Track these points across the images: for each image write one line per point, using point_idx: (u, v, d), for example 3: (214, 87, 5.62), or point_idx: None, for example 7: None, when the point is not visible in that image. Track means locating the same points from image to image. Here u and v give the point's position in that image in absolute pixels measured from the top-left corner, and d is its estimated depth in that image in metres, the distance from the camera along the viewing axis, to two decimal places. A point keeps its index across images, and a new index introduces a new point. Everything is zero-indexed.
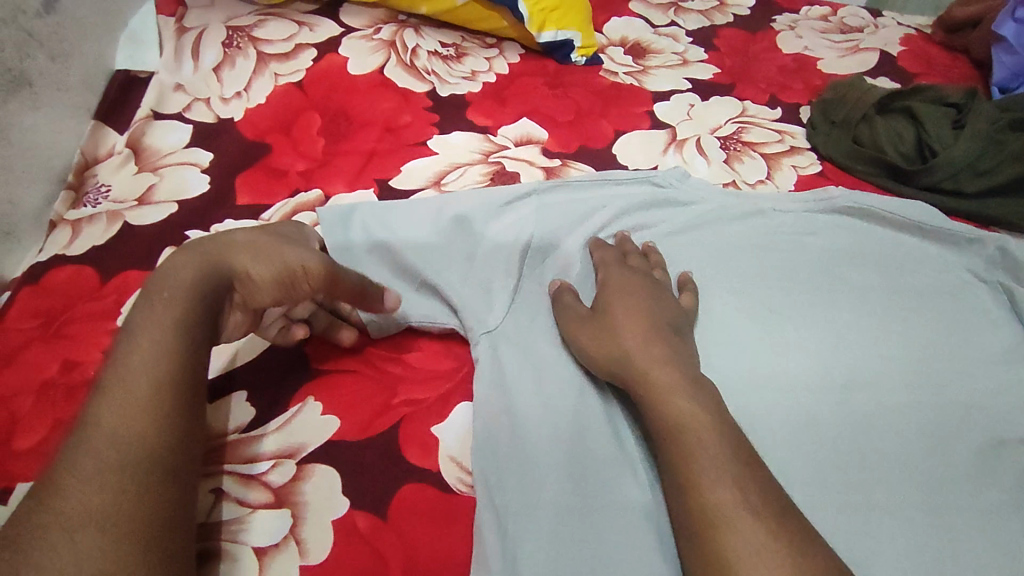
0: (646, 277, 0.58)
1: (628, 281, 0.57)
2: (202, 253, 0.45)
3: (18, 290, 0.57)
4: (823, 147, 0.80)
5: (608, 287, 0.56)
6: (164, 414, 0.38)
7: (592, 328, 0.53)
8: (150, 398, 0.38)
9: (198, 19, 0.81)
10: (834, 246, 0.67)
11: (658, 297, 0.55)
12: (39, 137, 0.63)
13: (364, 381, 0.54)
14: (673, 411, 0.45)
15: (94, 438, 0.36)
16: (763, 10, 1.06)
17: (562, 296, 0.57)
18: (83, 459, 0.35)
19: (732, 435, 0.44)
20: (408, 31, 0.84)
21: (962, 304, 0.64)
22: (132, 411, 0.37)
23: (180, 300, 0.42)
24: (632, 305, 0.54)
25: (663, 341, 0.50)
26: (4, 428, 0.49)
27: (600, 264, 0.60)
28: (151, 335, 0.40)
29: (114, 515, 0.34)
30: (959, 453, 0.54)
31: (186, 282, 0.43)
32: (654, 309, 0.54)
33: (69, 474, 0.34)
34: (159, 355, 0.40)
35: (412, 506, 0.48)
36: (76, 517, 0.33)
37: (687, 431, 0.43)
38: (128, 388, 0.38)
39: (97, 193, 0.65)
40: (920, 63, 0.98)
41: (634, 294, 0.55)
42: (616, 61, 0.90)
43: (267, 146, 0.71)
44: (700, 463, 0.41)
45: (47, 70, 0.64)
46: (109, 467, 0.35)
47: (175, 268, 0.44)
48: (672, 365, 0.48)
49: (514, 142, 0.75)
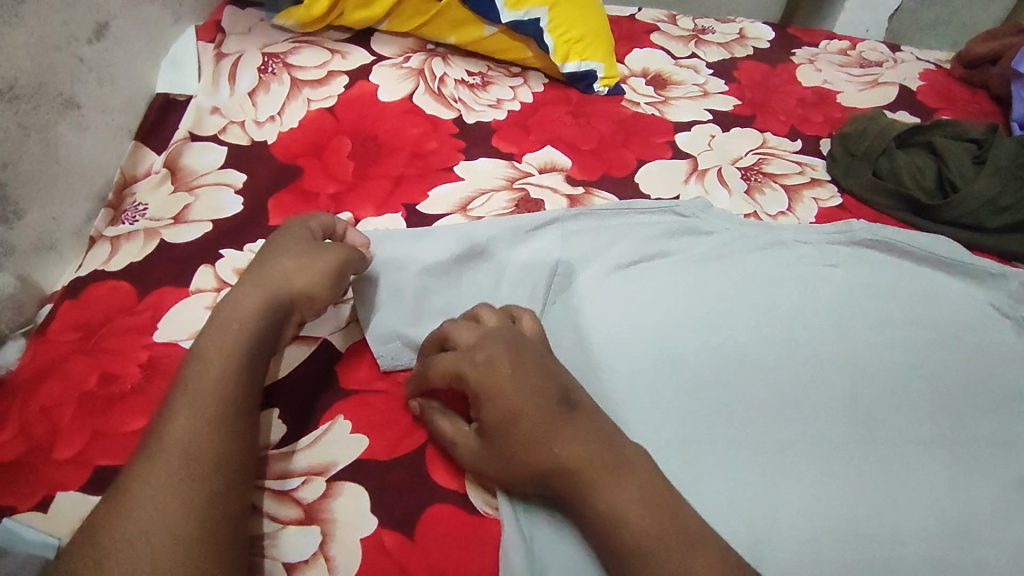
0: (506, 349, 0.51)
1: (493, 364, 0.50)
2: (255, 286, 0.52)
3: (59, 303, 0.59)
4: (844, 180, 0.81)
5: (473, 393, 0.50)
6: (225, 434, 0.44)
7: (484, 452, 0.49)
8: (215, 418, 0.44)
9: (236, 45, 0.84)
10: (855, 278, 0.67)
11: (529, 375, 0.50)
12: (84, 157, 0.66)
13: (393, 401, 0.55)
14: (600, 509, 0.45)
15: (166, 454, 0.42)
16: (783, 44, 1.08)
17: (434, 414, 0.52)
18: (153, 473, 0.41)
19: (682, 519, 0.45)
20: (436, 60, 0.87)
21: (987, 339, 0.64)
22: (194, 429, 0.43)
23: (237, 331, 0.49)
24: (509, 405, 0.48)
25: (562, 437, 0.47)
26: (46, 437, 0.51)
27: (444, 377, 0.51)
28: (215, 360, 0.47)
29: (180, 521, 0.40)
30: (986, 491, 0.54)
31: (240, 316, 0.50)
32: (536, 392, 0.49)
33: (139, 481, 0.41)
34: (218, 380, 0.46)
35: (439, 526, 0.49)
36: (146, 526, 0.39)
37: (620, 526, 0.44)
38: (196, 408, 0.44)
39: (135, 211, 0.67)
40: (939, 98, 0.99)
41: (512, 391, 0.49)
42: (638, 92, 0.92)
43: (300, 169, 0.73)
44: (641, 557, 0.43)
45: (95, 93, 0.67)
46: (174, 481, 0.41)
47: (235, 302, 0.51)
48: (593, 458, 0.47)
49: (538, 169, 0.77)
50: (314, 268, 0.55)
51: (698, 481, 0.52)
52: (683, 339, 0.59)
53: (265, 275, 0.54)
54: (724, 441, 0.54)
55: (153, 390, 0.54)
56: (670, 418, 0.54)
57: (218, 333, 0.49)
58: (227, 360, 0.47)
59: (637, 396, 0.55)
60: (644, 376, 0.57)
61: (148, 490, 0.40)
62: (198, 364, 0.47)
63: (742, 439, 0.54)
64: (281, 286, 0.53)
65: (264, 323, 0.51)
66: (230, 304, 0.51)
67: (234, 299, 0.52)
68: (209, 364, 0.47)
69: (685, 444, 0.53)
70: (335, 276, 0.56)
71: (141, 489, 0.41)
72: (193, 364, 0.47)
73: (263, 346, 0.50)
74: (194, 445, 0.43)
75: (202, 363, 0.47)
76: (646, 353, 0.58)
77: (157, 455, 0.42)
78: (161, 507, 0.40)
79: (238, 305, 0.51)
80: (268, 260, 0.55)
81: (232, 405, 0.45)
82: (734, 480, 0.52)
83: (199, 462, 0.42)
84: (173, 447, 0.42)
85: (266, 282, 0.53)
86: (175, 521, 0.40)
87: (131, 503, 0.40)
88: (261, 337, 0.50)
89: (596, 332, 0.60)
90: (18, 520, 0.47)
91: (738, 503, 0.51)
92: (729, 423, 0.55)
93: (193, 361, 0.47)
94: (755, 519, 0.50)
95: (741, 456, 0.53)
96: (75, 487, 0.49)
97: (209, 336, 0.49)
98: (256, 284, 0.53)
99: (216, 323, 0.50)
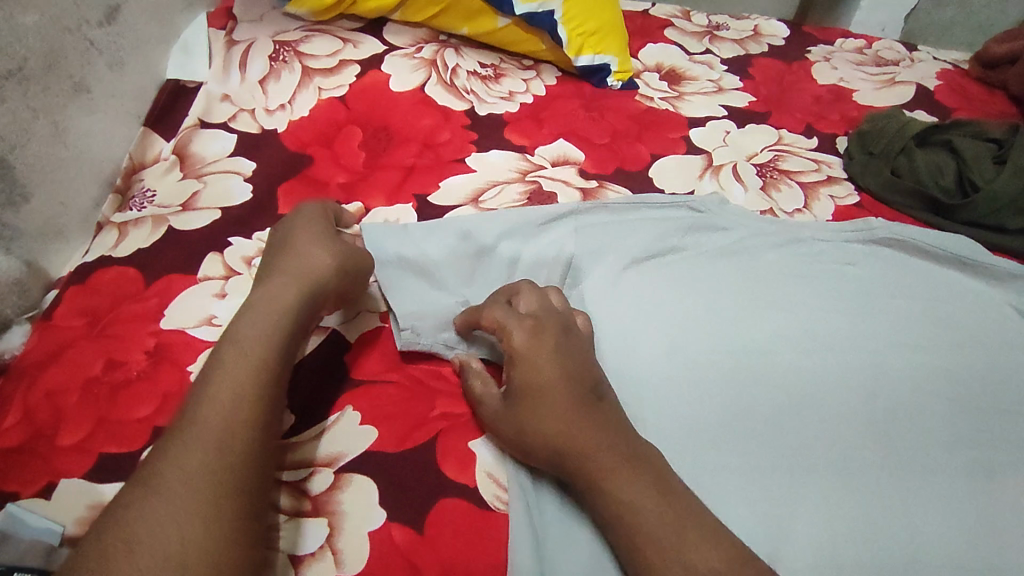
0: (553, 326, 0.52)
1: (536, 339, 0.51)
2: (288, 277, 0.53)
3: (65, 289, 0.59)
4: (862, 178, 0.79)
5: (512, 357, 0.51)
6: (255, 420, 0.44)
7: (508, 420, 0.50)
8: (243, 400, 0.44)
9: (247, 33, 0.83)
10: (873, 277, 0.66)
11: (567, 354, 0.51)
12: (93, 141, 0.65)
13: (402, 393, 0.55)
14: (615, 494, 0.45)
15: (195, 433, 0.42)
16: (798, 41, 1.06)
17: (470, 379, 0.54)
18: (185, 455, 0.41)
19: (697, 520, 0.44)
20: (448, 51, 0.86)
21: (1008, 340, 0.63)
22: (225, 414, 0.43)
23: (270, 318, 0.49)
24: (544, 377, 0.49)
25: (586, 422, 0.47)
26: (50, 424, 0.50)
27: (493, 331, 0.53)
28: (248, 345, 0.47)
29: (210, 505, 0.39)
30: (1007, 495, 0.52)
31: (276, 304, 0.50)
32: (567, 371, 0.49)
33: (168, 458, 0.40)
34: (249, 363, 0.46)
35: (448, 521, 0.48)
36: (172, 504, 0.38)
37: (629, 512, 0.44)
38: (225, 389, 0.44)
39: (143, 198, 0.66)
40: (956, 97, 0.98)
41: (547, 364, 0.49)
42: (652, 87, 0.90)
43: (309, 158, 0.72)
44: (651, 543, 0.43)
45: (105, 77, 0.66)
46: (206, 466, 0.40)
47: (270, 291, 0.51)
48: (612, 445, 0.46)
49: (550, 162, 0.76)
50: (342, 257, 0.56)
51: (712, 479, 0.51)
52: (697, 336, 0.58)
53: (294, 266, 0.54)
54: (738, 438, 0.53)
55: (159, 378, 0.53)
56: (684, 416, 0.53)
57: (251, 320, 0.49)
58: (261, 347, 0.47)
59: (650, 392, 0.54)
60: (658, 372, 0.56)
61: (177, 472, 0.40)
62: (233, 349, 0.46)
63: (757, 436, 0.53)
64: (313, 278, 0.53)
65: (299, 313, 0.51)
66: (263, 293, 0.51)
67: (268, 288, 0.52)
68: (240, 349, 0.46)
69: (701, 442, 0.52)
70: (358, 268, 0.58)
71: (172, 470, 0.40)
72: (225, 348, 0.46)
73: (296, 334, 0.50)
74: (224, 430, 0.42)
75: (233, 348, 0.46)
76: (660, 349, 0.57)
77: (189, 437, 0.41)
78: (192, 491, 0.39)
79: (273, 294, 0.51)
80: (297, 251, 0.55)
81: (263, 390, 0.45)
82: (750, 479, 0.51)
83: (230, 447, 0.42)
84: (204, 428, 0.42)
85: (297, 274, 0.53)
86: (202, 499, 0.39)
87: (161, 485, 0.39)
88: (295, 325, 0.50)
89: (608, 326, 0.58)
90: (22, 506, 0.47)
91: (753, 502, 0.50)
92: (744, 422, 0.54)
93: (224, 346, 0.47)
94: (771, 519, 0.49)
95: (756, 454, 0.52)
96: (78, 474, 0.48)
97: (242, 322, 0.48)
98: (289, 275, 0.53)
99: (248, 309, 0.49)
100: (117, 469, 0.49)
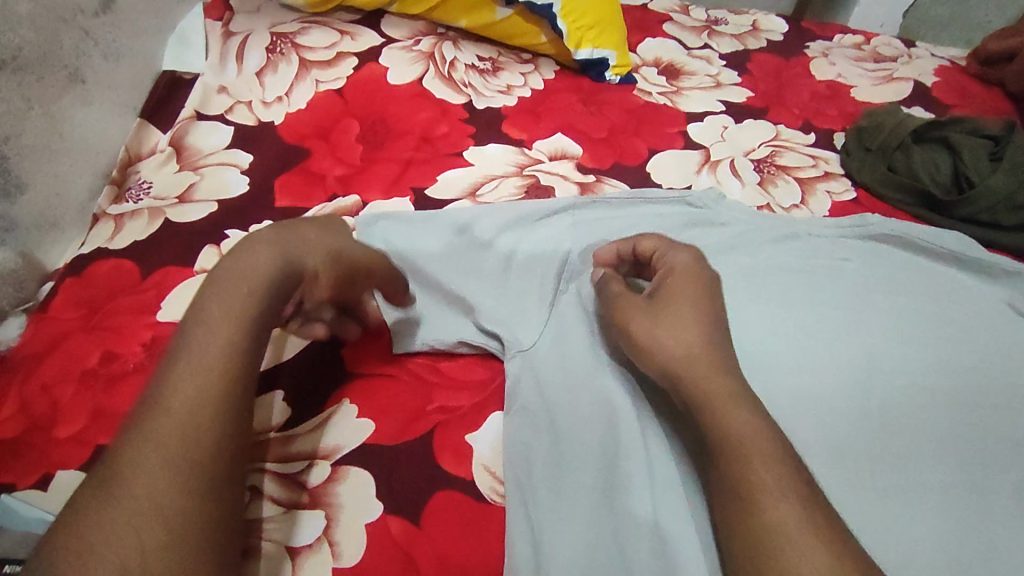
0: (703, 264, 0.57)
1: (694, 264, 0.56)
2: (275, 244, 0.46)
3: (61, 281, 0.58)
4: (858, 174, 0.80)
5: (669, 270, 0.56)
6: (229, 415, 0.38)
7: (647, 313, 0.52)
8: (217, 393, 0.38)
9: (244, 24, 0.83)
10: (870, 273, 0.66)
11: (709, 286, 0.54)
12: (89, 132, 0.64)
13: (399, 386, 0.55)
14: (731, 418, 0.44)
15: (158, 434, 0.35)
16: (796, 36, 1.06)
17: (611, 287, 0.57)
18: (150, 455, 0.35)
19: (785, 449, 0.43)
20: (446, 44, 0.85)
21: (1002, 335, 0.63)
22: (198, 409, 0.37)
23: (245, 292, 0.42)
24: (693, 289, 0.53)
25: (718, 339, 0.50)
26: (46, 416, 0.50)
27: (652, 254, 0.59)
28: (223, 325, 0.40)
29: (178, 517, 0.33)
30: (1000, 489, 0.53)
31: (251, 275, 0.43)
32: (709, 296, 0.53)
33: (128, 462, 0.34)
34: (219, 350, 0.39)
35: (446, 514, 0.48)
36: (133, 516, 0.33)
37: (734, 425, 0.43)
38: (196, 380, 0.37)
39: (139, 189, 0.66)
40: (954, 94, 0.98)
41: (694, 283, 0.54)
42: (650, 81, 0.90)
43: (306, 151, 0.72)
44: (758, 450, 0.42)
45: (101, 67, 0.65)
46: (173, 470, 0.34)
47: (253, 255, 0.44)
48: (719, 357, 0.48)
49: (548, 156, 0.76)
50: (335, 244, 0.50)
51: None
52: None
53: (279, 233, 0.47)
54: None
55: (156, 371, 0.53)
56: None
57: (226, 293, 0.42)
58: (239, 330, 0.40)
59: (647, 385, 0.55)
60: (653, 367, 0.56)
61: (140, 478, 0.34)
62: (202, 330, 0.40)
63: None
64: (299, 249, 0.47)
65: (279, 287, 0.44)
66: (238, 259, 0.44)
67: (244, 254, 0.44)
68: (214, 330, 0.40)
69: None
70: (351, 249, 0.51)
71: (136, 474, 0.34)
72: (196, 326, 0.40)
73: (273, 311, 0.43)
74: (195, 425, 0.36)
75: (204, 328, 0.40)
76: None
77: (155, 433, 0.35)
78: (158, 501, 0.33)
79: (251, 264, 0.44)
80: (287, 222, 0.49)
81: (239, 379, 0.39)
82: None
83: (200, 446, 0.36)
84: (172, 426, 0.36)
85: (283, 242, 0.46)
86: (169, 508, 0.34)
87: (120, 492, 0.33)
88: (275, 302, 0.43)
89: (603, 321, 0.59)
90: (18, 497, 0.47)
91: None
92: None
93: (194, 324, 0.40)
94: None
95: None
96: (74, 466, 0.48)
97: (215, 297, 0.41)
98: (270, 240, 0.46)
99: (213, 277, 0.43)
100: None
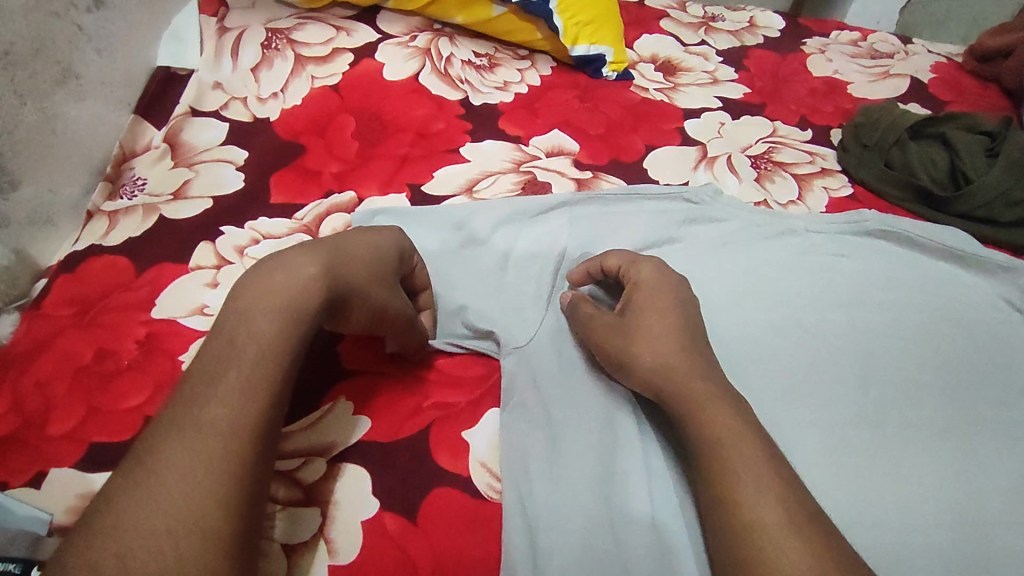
0: (674, 274, 0.56)
1: (665, 273, 0.55)
2: (322, 254, 0.46)
3: (54, 278, 0.58)
4: (855, 171, 0.80)
5: (634, 285, 0.55)
6: (264, 428, 0.38)
7: (617, 332, 0.52)
8: (254, 404, 0.38)
9: (239, 20, 0.82)
10: (866, 269, 0.66)
11: (683, 296, 0.54)
12: (83, 128, 0.64)
13: (395, 384, 0.55)
14: (717, 426, 0.44)
15: (198, 439, 0.36)
16: (793, 33, 1.06)
17: (581, 307, 0.56)
18: (186, 462, 0.35)
19: (772, 455, 0.43)
20: (442, 40, 0.85)
21: (998, 331, 0.63)
22: (236, 417, 0.37)
23: (285, 302, 0.43)
24: (666, 299, 0.53)
25: (696, 350, 0.50)
26: (39, 413, 0.50)
27: (618, 269, 0.57)
28: (262, 336, 0.41)
29: (214, 524, 0.34)
30: (995, 484, 0.53)
31: (291, 283, 0.43)
32: (682, 305, 0.53)
33: (165, 464, 0.35)
34: (257, 362, 0.40)
35: (441, 512, 0.48)
36: (167, 518, 0.33)
37: (715, 432, 0.44)
38: (235, 390, 0.38)
39: (134, 185, 0.66)
40: (951, 90, 0.98)
41: (662, 292, 0.53)
42: (647, 77, 0.90)
43: (302, 147, 0.71)
44: (740, 455, 0.42)
45: (94, 63, 0.65)
46: (211, 480, 0.35)
47: (297, 263, 0.45)
48: (705, 367, 0.48)
49: (545, 153, 0.75)
50: (372, 258, 0.50)
51: None
52: None
53: (328, 244, 0.48)
54: None
55: (150, 368, 0.53)
56: None
57: (265, 302, 0.42)
58: (277, 342, 0.41)
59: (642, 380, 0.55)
60: None
61: (176, 481, 0.34)
62: (244, 340, 0.40)
63: None
64: (341, 260, 0.47)
65: (318, 300, 0.44)
66: (279, 265, 0.44)
67: (288, 261, 0.45)
68: (254, 341, 0.41)
69: None
70: (392, 267, 0.52)
71: (174, 480, 0.34)
72: (240, 336, 0.40)
73: (314, 325, 0.44)
74: (231, 433, 0.37)
75: (245, 337, 0.41)
76: None
77: (194, 440, 0.36)
78: (195, 508, 0.34)
79: (293, 271, 0.44)
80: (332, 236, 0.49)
81: (274, 390, 0.40)
82: None
83: (238, 459, 0.36)
84: (208, 432, 0.36)
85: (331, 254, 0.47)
86: (203, 513, 0.34)
87: (157, 494, 0.34)
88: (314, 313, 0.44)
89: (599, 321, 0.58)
90: (11, 495, 0.46)
91: None
92: None
93: (236, 332, 0.41)
94: None
95: None
96: (68, 464, 0.48)
97: (257, 306, 0.42)
98: (315, 249, 0.47)
99: (251, 283, 0.43)
100: (110, 459, 0.48)
